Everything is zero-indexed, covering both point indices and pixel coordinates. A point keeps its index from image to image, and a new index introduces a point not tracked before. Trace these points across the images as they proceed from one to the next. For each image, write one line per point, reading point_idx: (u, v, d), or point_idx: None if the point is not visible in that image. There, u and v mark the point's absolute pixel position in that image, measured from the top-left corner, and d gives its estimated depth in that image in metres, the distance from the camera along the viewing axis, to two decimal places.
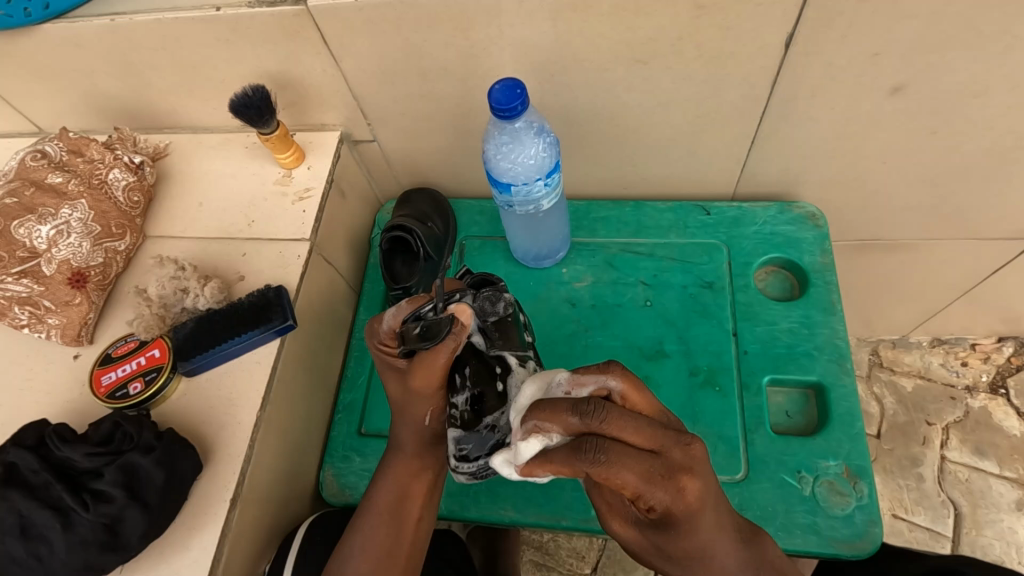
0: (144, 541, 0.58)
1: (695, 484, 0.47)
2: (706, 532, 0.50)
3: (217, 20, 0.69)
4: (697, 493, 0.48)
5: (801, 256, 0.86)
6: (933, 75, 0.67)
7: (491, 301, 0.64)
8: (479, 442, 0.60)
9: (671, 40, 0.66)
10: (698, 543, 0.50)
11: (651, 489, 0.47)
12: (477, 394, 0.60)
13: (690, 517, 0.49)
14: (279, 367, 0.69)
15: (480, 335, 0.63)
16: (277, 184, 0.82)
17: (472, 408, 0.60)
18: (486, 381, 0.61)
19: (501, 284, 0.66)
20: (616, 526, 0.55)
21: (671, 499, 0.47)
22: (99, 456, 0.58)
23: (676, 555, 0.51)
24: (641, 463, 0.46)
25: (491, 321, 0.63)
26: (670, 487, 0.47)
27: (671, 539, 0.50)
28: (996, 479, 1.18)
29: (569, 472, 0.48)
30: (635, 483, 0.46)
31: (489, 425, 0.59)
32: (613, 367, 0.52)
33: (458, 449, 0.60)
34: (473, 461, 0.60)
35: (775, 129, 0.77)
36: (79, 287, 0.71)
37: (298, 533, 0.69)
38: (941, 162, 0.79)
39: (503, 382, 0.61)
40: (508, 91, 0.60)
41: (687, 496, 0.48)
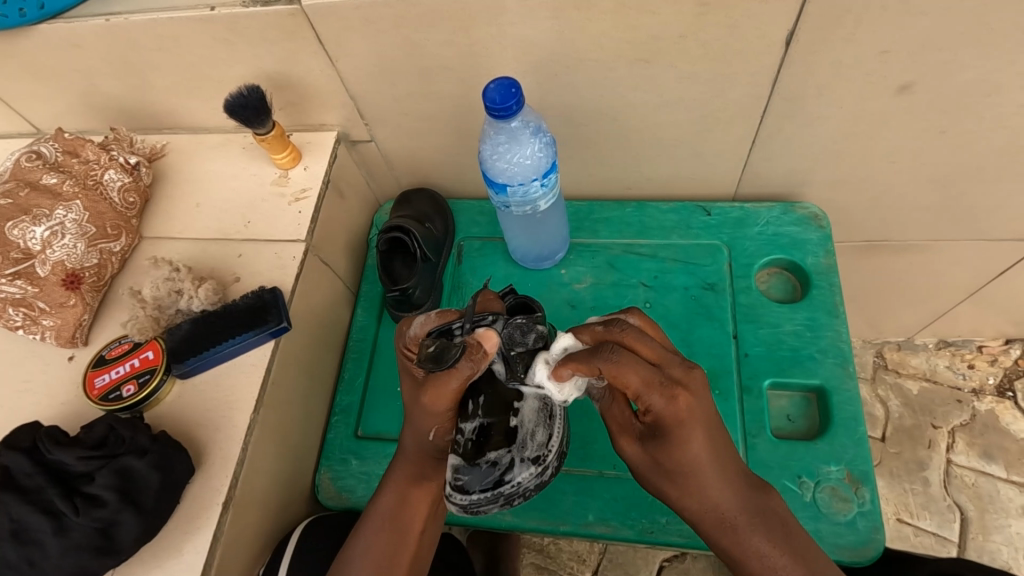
0: (139, 543, 0.57)
1: (689, 397, 0.52)
2: (700, 443, 0.53)
3: (212, 20, 0.69)
4: (690, 406, 0.52)
5: (805, 258, 0.84)
6: (937, 74, 0.65)
7: (521, 330, 0.57)
8: (476, 476, 0.54)
9: (670, 38, 0.65)
10: (691, 455, 0.53)
11: (649, 393, 0.52)
12: (486, 427, 0.55)
13: (682, 428, 0.52)
14: (274, 369, 0.68)
15: (502, 364, 0.57)
16: (274, 185, 0.81)
17: (475, 439, 0.55)
18: (499, 413, 0.56)
19: (538, 315, 0.60)
20: (623, 443, 0.59)
21: (665, 407, 0.52)
22: (93, 459, 0.57)
23: (671, 467, 0.55)
24: (644, 369, 0.51)
25: (518, 351, 0.57)
26: (666, 394, 0.51)
27: (667, 445, 0.54)
28: (1003, 483, 1.17)
29: (586, 372, 0.53)
30: (637, 385, 0.51)
31: (491, 461, 0.55)
32: (632, 308, 0.60)
33: (454, 479, 0.55)
34: (470, 495, 0.54)
35: (777, 128, 0.76)
36: (73, 288, 0.70)
37: (293, 537, 0.68)
38: (946, 162, 0.77)
39: (517, 417, 0.56)
40: (504, 91, 0.59)
41: (680, 406, 0.52)
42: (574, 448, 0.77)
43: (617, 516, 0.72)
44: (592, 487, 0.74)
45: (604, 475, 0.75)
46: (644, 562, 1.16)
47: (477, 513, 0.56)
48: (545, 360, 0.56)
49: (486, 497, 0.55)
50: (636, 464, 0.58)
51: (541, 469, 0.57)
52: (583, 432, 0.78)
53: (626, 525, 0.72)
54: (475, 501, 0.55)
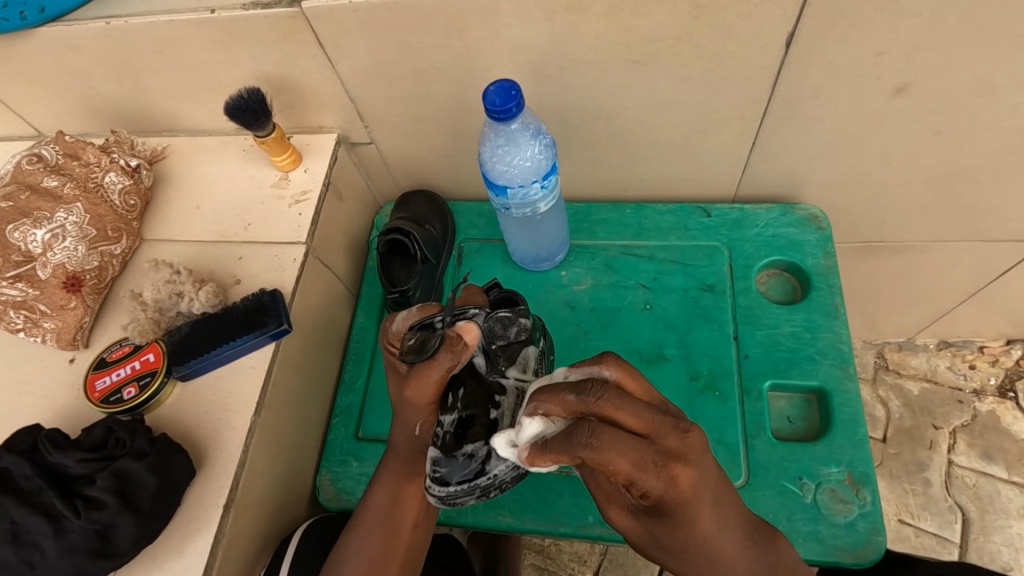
0: (137, 546, 0.57)
1: (688, 471, 0.47)
2: (705, 518, 0.49)
3: (212, 23, 0.69)
4: (690, 481, 0.47)
5: (804, 259, 0.84)
6: (936, 75, 0.65)
7: (502, 323, 0.61)
8: (455, 467, 0.56)
9: (669, 39, 0.65)
10: (699, 533, 0.49)
11: (643, 476, 0.46)
12: (467, 420, 0.58)
13: (687, 508, 0.48)
14: (274, 371, 0.69)
15: (483, 357, 0.60)
16: (274, 187, 0.81)
17: (456, 431, 0.58)
18: (479, 406, 0.59)
19: (518, 309, 0.63)
20: (614, 515, 0.54)
21: (663, 489, 0.47)
22: (92, 461, 0.57)
23: (675, 547, 0.50)
24: (633, 450, 0.45)
25: (498, 344, 0.60)
26: (664, 471, 0.46)
27: (667, 526, 0.49)
28: (1004, 484, 1.16)
29: (570, 462, 0.46)
30: (627, 470, 0.45)
31: (469, 453, 0.56)
32: (607, 357, 0.53)
33: (433, 470, 0.56)
34: (446, 486, 0.55)
35: (777, 130, 0.76)
36: (74, 291, 0.71)
37: (293, 538, 0.68)
38: (946, 163, 0.77)
39: (497, 409, 0.59)
40: (502, 93, 0.59)
41: (680, 485, 0.47)
42: None
43: None
44: (591, 489, 0.74)
45: None
46: (645, 563, 1.16)
47: (454, 505, 0.56)
48: (507, 441, 0.50)
49: (463, 489, 0.55)
50: (630, 533, 0.54)
51: (521, 462, 0.57)
52: None
53: None
54: (453, 493, 0.55)
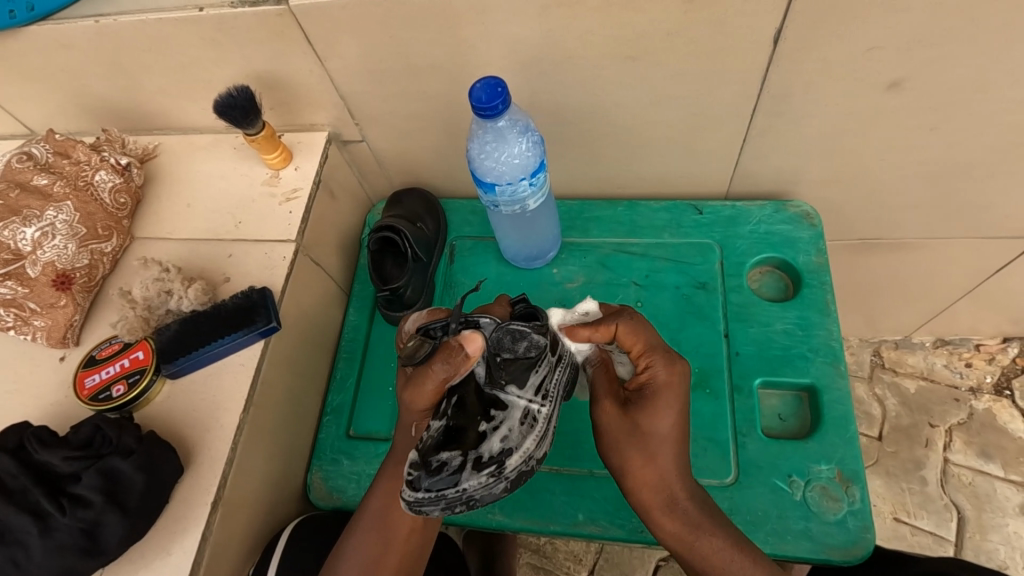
0: (123, 545, 0.57)
1: (683, 367, 0.62)
2: (675, 413, 0.62)
3: (201, 20, 0.69)
4: (680, 373, 0.62)
5: (796, 256, 0.84)
6: (926, 71, 0.65)
7: (513, 336, 0.57)
8: (428, 473, 0.53)
9: (658, 35, 0.65)
10: (672, 392, 0.61)
11: (654, 356, 0.62)
12: (455, 429, 0.56)
13: (669, 394, 0.61)
14: (264, 368, 0.69)
15: (484, 368, 0.58)
16: (264, 185, 0.81)
17: (439, 438, 0.56)
18: (470, 417, 0.56)
19: (539, 325, 0.59)
20: (604, 407, 0.64)
21: (662, 372, 0.62)
22: (78, 460, 0.57)
23: (643, 429, 0.62)
24: (650, 337, 0.62)
25: (505, 358, 0.57)
26: (665, 361, 0.62)
27: (651, 405, 0.61)
28: (1001, 482, 1.16)
29: (601, 335, 0.63)
30: (639, 348, 0.62)
31: (444, 461, 0.53)
32: None
33: (408, 473, 0.55)
34: (414, 493, 0.52)
35: (767, 126, 0.76)
36: (64, 289, 0.71)
37: (282, 537, 0.68)
38: (937, 160, 0.77)
39: (489, 424, 0.56)
40: (489, 90, 0.59)
41: (673, 372, 0.62)
42: (563, 447, 0.77)
43: (607, 516, 0.72)
44: (582, 487, 0.74)
45: (595, 474, 0.75)
46: (640, 562, 1.16)
47: (421, 513, 0.53)
48: (562, 313, 0.65)
49: (429, 498, 0.52)
50: (606, 428, 0.64)
51: (497, 480, 0.53)
52: (573, 432, 0.77)
53: (616, 524, 0.72)
54: (419, 500, 0.53)
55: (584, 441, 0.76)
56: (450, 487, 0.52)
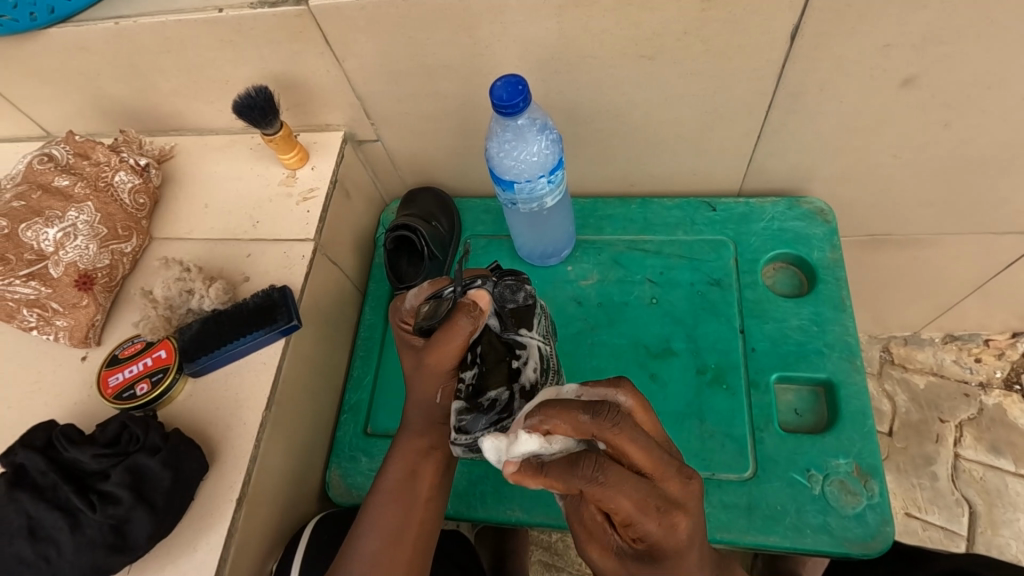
0: (151, 543, 0.57)
1: (686, 520, 0.48)
2: (690, 561, 0.50)
3: (220, 22, 0.69)
4: (686, 530, 0.48)
5: (810, 252, 0.85)
6: (944, 67, 0.65)
7: (511, 289, 0.66)
8: (480, 416, 0.59)
9: (675, 34, 0.66)
10: (675, 544, 0.48)
11: (644, 518, 0.46)
12: (488, 372, 0.61)
13: (678, 556, 0.49)
14: (284, 367, 0.69)
15: (495, 318, 0.63)
16: (282, 185, 0.81)
17: (476, 384, 0.60)
18: (498, 358, 0.61)
19: (523, 276, 0.68)
20: (593, 556, 0.53)
21: (661, 534, 0.48)
22: (106, 457, 0.58)
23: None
24: (635, 493, 0.45)
25: (510, 307, 0.65)
26: (667, 502, 0.47)
27: (659, 570, 0.50)
28: (1012, 477, 1.17)
29: (562, 491, 0.46)
30: (628, 509, 0.46)
31: (491, 399, 0.60)
32: (622, 383, 0.53)
33: (459, 420, 0.60)
34: (472, 433, 0.59)
35: (782, 124, 0.76)
36: (86, 289, 0.71)
37: (304, 533, 0.68)
38: (953, 156, 0.77)
39: (518, 360, 0.62)
40: (510, 88, 0.59)
41: (676, 533, 0.48)
42: None
43: None
44: None
45: None
46: None
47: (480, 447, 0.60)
48: (498, 447, 0.48)
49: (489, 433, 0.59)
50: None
51: None
52: None
53: None
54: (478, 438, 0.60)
55: None
56: (503, 419, 0.59)
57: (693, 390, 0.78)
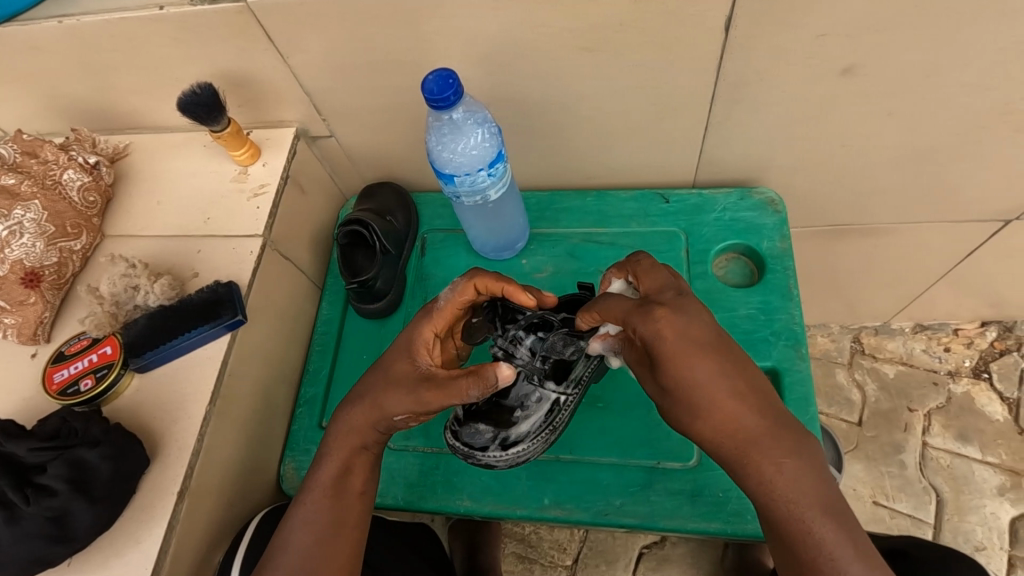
0: (93, 532, 0.58)
1: (664, 312, 0.56)
2: (686, 356, 0.54)
3: (162, 19, 0.69)
4: (669, 325, 0.55)
5: (760, 242, 0.85)
6: (877, 56, 0.66)
7: (563, 342, 0.68)
8: (466, 431, 0.69)
9: (614, 26, 0.66)
10: (673, 345, 0.54)
11: (630, 314, 0.57)
12: (497, 403, 0.70)
13: (667, 346, 0.54)
14: (230, 361, 0.69)
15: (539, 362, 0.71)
16: (233, 182, 0.82)
17: (486, 406, 0.70)
18: (510, 395, 0.70)
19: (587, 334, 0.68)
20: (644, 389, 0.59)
21: (642, 324, 0.56)
22: (43, 451, 0.58)
23: (675, 387, 0.55)
24: (624, 302, 0.59)
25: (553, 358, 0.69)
26: (641, 317, 0.56)
27: (660, 362, 0.55)
28: (979, 464, 1.18)
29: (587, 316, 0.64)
30: (620, 313, 0.59)
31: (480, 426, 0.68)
32: None
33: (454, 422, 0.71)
34: (451, 438, 0.70)
35: (727, 114, 0.76)
36: (32, 286, 0.71)
37: (251, 525, 0.69)
38: (897, 144, 0.78)
39: (524, 410, 0.69)
40: (441, 81, 0.59)
41: (658, 321, 0.55)
42: None
43: (572, 499, 0.73)
44: (548, 471, 0.75)
45: (561, 460, 0.75)
46: (624, 549, 1.18)
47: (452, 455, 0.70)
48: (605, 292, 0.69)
49: (461, 450, 0.68)
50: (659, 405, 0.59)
51: (512, 457, 0.67)
52: None
53: (581, 507, 0.72)
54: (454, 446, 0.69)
55: None
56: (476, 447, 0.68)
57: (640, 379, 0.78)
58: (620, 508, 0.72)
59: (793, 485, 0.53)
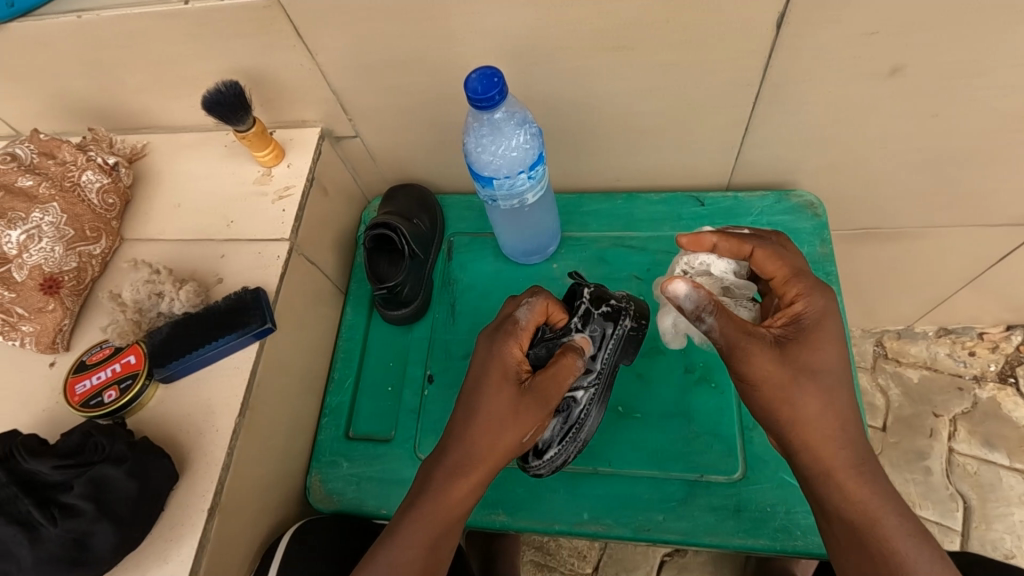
0: (116, 555, 0.55)
1: (816, 293, 0.60)
2: (833, 341, 0.58)
3: (185, 14, 0.66)
4: (819, 306, 0.59)
5: (799, 247, 0.83)
6: (933, 55, 0.63)
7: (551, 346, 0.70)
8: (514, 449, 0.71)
9: (657, 23, 0.63)
10: (825, 328, 0.58)
11: (805, 279, 0.61)
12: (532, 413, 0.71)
13: (823, 323, 0.58)
14: (258, 372, 0.66)
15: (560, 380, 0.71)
16: (256, 183, 0.79)
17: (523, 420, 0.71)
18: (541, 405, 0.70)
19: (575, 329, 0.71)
20: (753, 349, 0.56)
21: (817, 302, 0.59)
22: (68, 468, 0.55)
23: (815, 367, 0.57)
24: (794, 263, 0.63)
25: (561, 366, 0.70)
26: (825, 288, 0.60)
27: (804, 337, 0.57)
28: (1006, 471, 1.15)
29: (734, 247, 0.67)
30: (786, 274, 0.63)
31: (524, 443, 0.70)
32: None
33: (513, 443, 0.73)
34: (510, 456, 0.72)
35: (769, 115, 0.74)
36: (52, 292, 0.69)
37: (281, 542, 0.66)
38: (943, 147, 0.76)
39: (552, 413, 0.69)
40: (485, 80, 0.57)
41: (825, 301, 0.59)
42: None
43: (610, 514, 0.70)
44: (585, 485, 0.72)
45: (598, 473, 0.73)
46: (645, 558, 1.15)
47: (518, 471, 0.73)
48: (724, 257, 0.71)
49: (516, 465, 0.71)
50: (761, 377, 0.56)
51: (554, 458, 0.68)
52: None
53: (620, 522, 0.70)
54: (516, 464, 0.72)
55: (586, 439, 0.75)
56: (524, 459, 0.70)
57: (677, 390, 0.75)
58: (661, 524, 0.69)
59: (855, 488, 0.56)
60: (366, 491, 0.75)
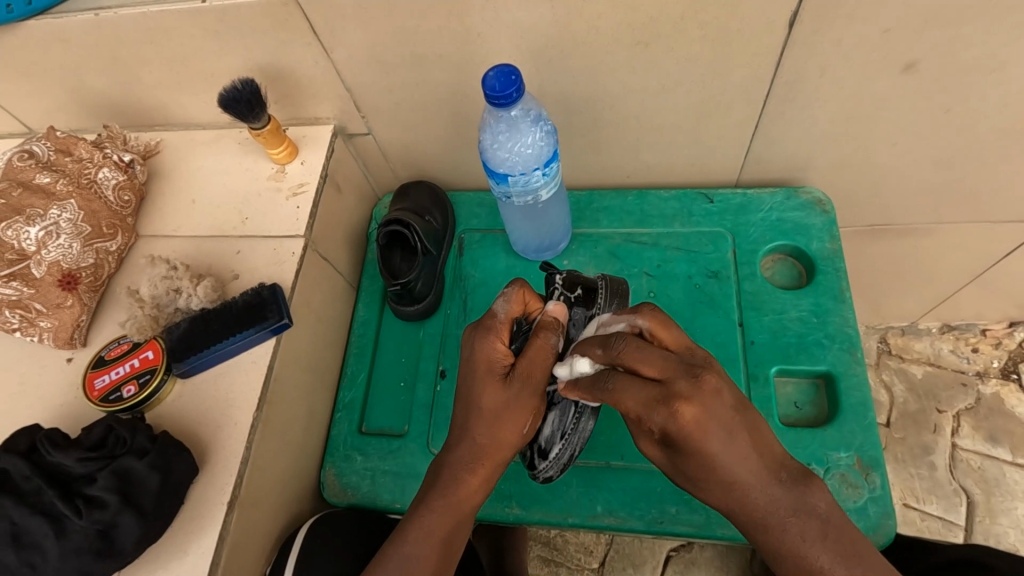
0: (138, 547, 0.56)
1: (690, 408, 0.51)
2: (724, 453, 0.52)
3: (204, 11, 0.67)
4: (693, 416, 0.51)
5: (809, 243, 0.84)
6: (946, 53, 0.64)
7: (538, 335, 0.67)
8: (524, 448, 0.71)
9: (672, 21, 0.64)
10: (705, 445, 0.52)
11: (649, 413, 0.52)
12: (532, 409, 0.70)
13: (698, 436, 0.51)
14: (275, 367, 0.67)
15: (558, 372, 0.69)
16: (270, 180, 0.80)
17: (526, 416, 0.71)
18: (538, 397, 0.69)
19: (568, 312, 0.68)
20: (643, 444, 0.58)
21: (667, 422, 0.51)
22: (92, 461, 0.56)
23: (695, 473, 0.54)
24: (647, 388, 0.53)
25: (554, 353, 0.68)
26: (668, 419, 0.51)
27: (681, 457, 0.54)
28: (1009, 466, 1.16)
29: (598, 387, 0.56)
30: (636, 407, 0.53)
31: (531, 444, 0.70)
32: (643, 308, 0.60)
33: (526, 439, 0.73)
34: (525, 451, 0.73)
35: (780, 112, 0.75)
36: (70, 288, 0.69)
37: (298, 535, 0.67)
38: (952, 144, 0.76)
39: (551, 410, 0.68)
40: (503, 77, 0.57)
41: (683, 419, 0.51)
42: None
43: (625, 508, 0.71)
44: (599, 479, 0.73)
45: (612, 466, 0.73)
46: (651, 553, 1.16)
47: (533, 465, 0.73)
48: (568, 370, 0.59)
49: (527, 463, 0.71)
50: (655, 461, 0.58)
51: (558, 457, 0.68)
52: None
53: (635, 515, 0.71)
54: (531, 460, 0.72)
55: (598, 433, 0.75)
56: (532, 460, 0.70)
57: None
58: (675, 516, 0.70)
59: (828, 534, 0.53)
60: (381, 485, 0.76)
